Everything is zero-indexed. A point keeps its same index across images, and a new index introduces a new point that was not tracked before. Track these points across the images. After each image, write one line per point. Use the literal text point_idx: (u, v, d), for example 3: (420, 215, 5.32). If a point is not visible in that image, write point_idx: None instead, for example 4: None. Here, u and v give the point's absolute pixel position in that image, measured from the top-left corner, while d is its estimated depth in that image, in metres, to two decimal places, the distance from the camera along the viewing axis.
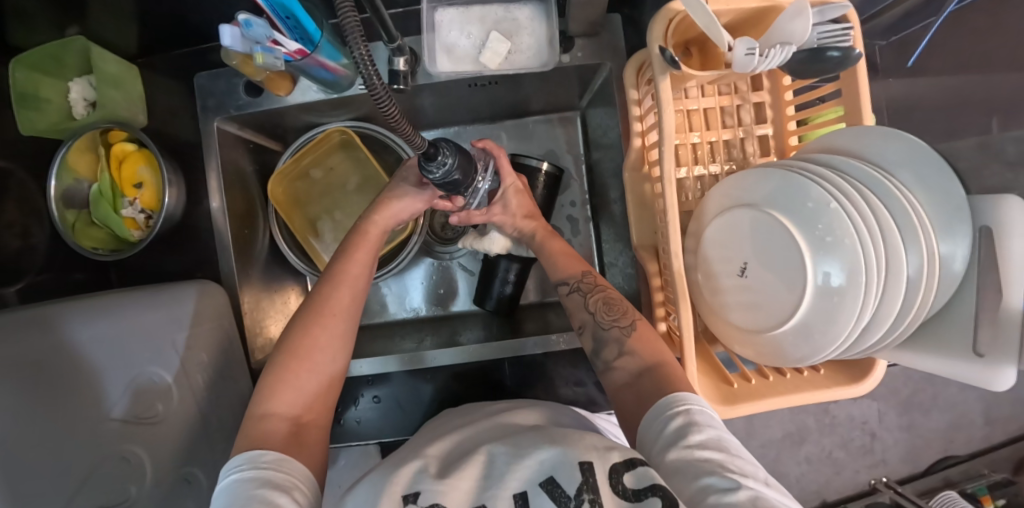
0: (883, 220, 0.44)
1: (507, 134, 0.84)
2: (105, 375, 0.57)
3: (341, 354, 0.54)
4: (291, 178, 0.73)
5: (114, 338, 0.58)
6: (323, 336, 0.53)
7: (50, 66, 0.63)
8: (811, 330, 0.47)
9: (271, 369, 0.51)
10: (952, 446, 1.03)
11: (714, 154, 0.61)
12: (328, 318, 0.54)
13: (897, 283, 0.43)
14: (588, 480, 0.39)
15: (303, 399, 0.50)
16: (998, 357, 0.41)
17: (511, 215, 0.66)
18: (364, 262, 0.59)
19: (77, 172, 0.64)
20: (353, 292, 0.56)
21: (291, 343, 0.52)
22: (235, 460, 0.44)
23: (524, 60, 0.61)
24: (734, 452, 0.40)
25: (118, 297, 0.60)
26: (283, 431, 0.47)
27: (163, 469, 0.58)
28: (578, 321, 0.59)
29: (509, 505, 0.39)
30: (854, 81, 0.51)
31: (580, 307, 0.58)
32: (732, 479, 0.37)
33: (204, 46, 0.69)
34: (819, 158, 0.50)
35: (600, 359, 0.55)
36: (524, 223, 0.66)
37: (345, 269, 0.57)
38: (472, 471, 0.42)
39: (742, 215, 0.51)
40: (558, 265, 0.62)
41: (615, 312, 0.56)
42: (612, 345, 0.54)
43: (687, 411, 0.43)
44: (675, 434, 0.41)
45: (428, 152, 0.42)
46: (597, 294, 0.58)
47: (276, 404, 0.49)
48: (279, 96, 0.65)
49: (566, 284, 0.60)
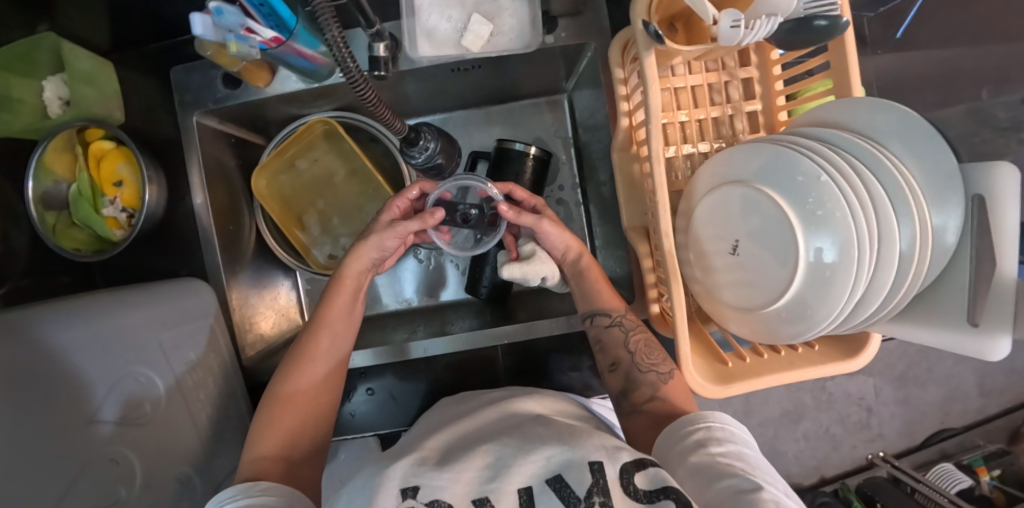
0: (876, 194, 0.44)
1: (493, 121, 0.83)
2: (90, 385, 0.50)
3: (328, 400, 0.54)
4: (275, 170, 0.71)
5: (96, 342, 0.52)
6: (306, 382, 0.53)
7: (22, 68, 0.61)
8: (804, 307, 0.47)
9: (261, 414, 0.52)
10: (948, 419, 1.03)
11: (703, 133, 0.60)
12: (311, 364, 0.54)
13: (889, 256, 0.43)
14: (598, 482, 0.37)
15: (292, 438, 0.51)
16: (992, 325, 0.41)
17: (561, 233, 0.59)
18: (346, 305, 0.57)
19: (55, 173, 0.62)
20: (334, 338, 0.56)
21: (278, 387, 0.53)
22: (224, 492, 0.44)
23: (507, 42, 0.60)
24: (755, 465, 0.41)
25: (100, 298, 0.54)
26: (277, 470, 0.48)
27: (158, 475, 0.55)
28: (613, 357, 0.58)
29: (514, 500, 0.38)
30: (842, 53, 0.50)
31: (621, 345, 0.57)
32: (751, 480, 0.38)
33: (179, 39, 0.67)
34: (810, 133, 0.50)
35: (628, 400, 0.55)
36: (571, 237, 0.60)
37: (327, 316, 0.56)
38: (470, 466, 0.42)
39: (732, 192, 0.50)
40: (601, 294, 0.60)
41: (655, 357, 0.56)
42: (646, 388, 0.54)
43: (707, 427, 0.44)
44: (696, 446, 0.43)
45: (410, 137, 0.53)
46: (639, 333, 0.58)
47: (264, 448, 0.49)
48: (258, 88, 0.64)
49: (609, 316, 0.59)
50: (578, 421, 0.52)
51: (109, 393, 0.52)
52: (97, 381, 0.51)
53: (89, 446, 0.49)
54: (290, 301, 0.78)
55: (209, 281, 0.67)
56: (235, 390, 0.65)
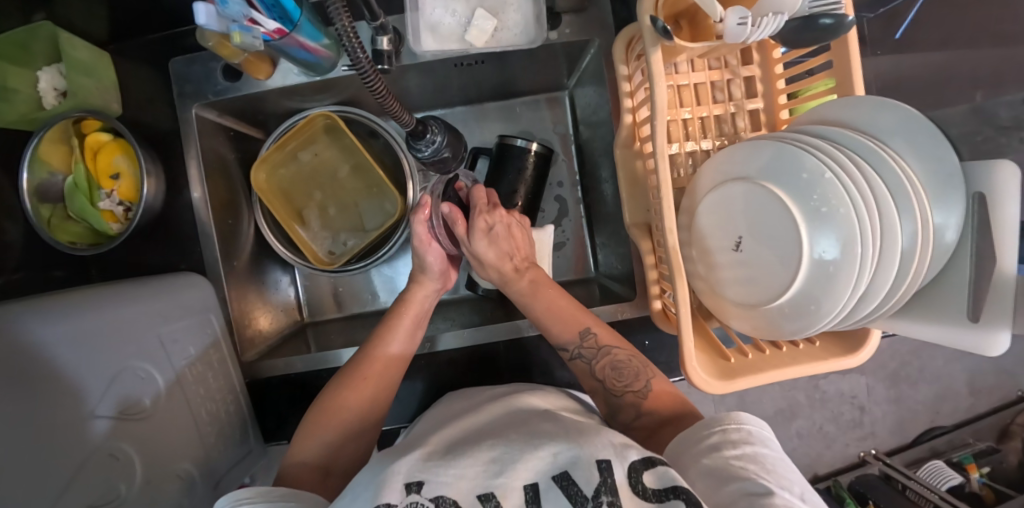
0: (876, 186, 0.44)
1: (492, 117, 0.83)
2: (86, 386, 0.44)
3: (373, 418, 0.56)
4: (277, 164, 0.71)
5: (91, 338, 0.45)
6: (353, 400, 0.54)
7: (17, 57, 0.59)
8: (808, 304, 0.47)
9: (308, 418, 0.54)
10: (939, 417, 1.05)
11: (706, 130, 0.61)
12: (363, 383, 0.55)
13: (893, 252, 0.43)
14: (607, 481, 0.37)
15: (332, 451, 0.53)
16: (992, 321, 0.41)
17: (482, 262, 0.59)
18: (408, 328, 0.60)
19: (50, 165, 0.61)
20: (389, 361, 0.57)
21: (328, 397, 0.54)
22: (236, 491, 0.43)
23: (510, 37, 0.60)
24: (770, 468, 0.41)
25: (93, 291, 0.50)
26: (314, 480, 0.50)
27: (164, 476, 0.50)
28: (589, 385, 0.58)
29: (519, 496, 0.38)
30: (845, 52, 0.51)
31: (589, 375, 0.58)
32: (764, 484, 0.38)
33: (179, 31, 0.67)
34: (811, 130, 0.50)
35: (616, 422, 0.55)
36: (499, 267, 0.60)
37: (386, 338, 0.58)
38: (474, 464, 0.41)
39: (737, 189, 0.51)
40: (554, 328, 0.59)
41: (627, 378, 0.55)
42: (629, 409, 0.54)
43: (724, 430, 0.44)
44: (711, 449, 0.43)
45: (419, 132, 0.59)
46: (602, 360, 0.57)
47: (305, 454, 0.52)
48: (258, 80, 0.63)
49: (567, 350, 0.59)
50: (581, 417, 0.53)
51: (108, 388, 0.46)
52: (93, 383, 0.44)
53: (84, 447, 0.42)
54: (287, 296, 0.79)
55: (208, 276, 0.67)
56: (235, 386, 0.64)
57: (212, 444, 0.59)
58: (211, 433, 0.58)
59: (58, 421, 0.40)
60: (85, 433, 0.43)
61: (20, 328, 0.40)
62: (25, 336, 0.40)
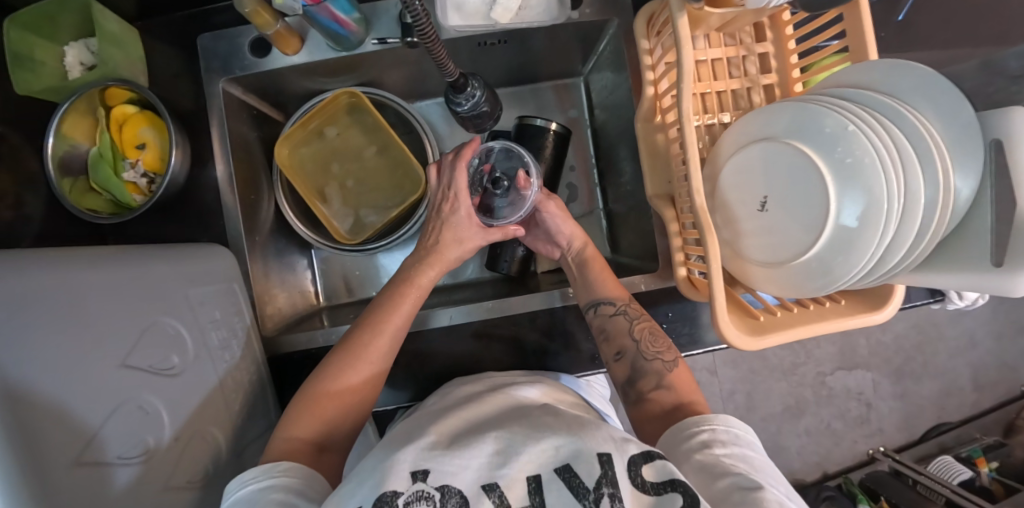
0: (898, 140, 0.46)
1: (507, 103, 0.84)
2: (122, 333, 0.43)
3: (370, 396, 0.56)
4: (300, 141, 0.72)
5: (127, 287, 0.45)
6: (355, 378, 0.54)
7: (45, 29, 0.60)
8: (831, 260, 0.48)
9: (301, 396, 0.53)
10: (945, 413, 1.06)
11: (723, 104, 0.63)
12: (364, 362, 0.55)
13: (914, 206, 0.45)
14: (607, 474, 0.38)
15: (330, 427, 0.53)
16: (1014, 265, 0.42)
17: (564, 220, 0.68)
18: (409, 312, 0.58)
19: (73, 137, 0.61)
20: (391, 340, 0.57)
21: (325, 372, 0.54)
22: (246, 472, 0.46)
23: (535, 15, 0.63)
24: (758, 467, 0.43)
25: (125, 249, 0.50)
26: (308, 454, 0.50)
27: (191, 437, 0.49)
28: (617, 346, 0.60)
29: (522, 485, 0.38)
30: (858, 19, 0.53)
31: (625, 333, 0.60)
32: (753, 480, 0.40)
33: (205, 9, 0.67)
34: (830, 94, 0.53)
35: (634, 388, 0.57)
36: (575, 229, 0.69)
37: (390, 320, 0.57)
38: (479, 451, 0.41)
39: (759, 150, 0.52)
40: (606, 286, 0.64)
41: (659, 346, 0.59)
42: (652, 376, 0.57)
43: (712, 429, 0.45)
44: (701, 446, 0.44)
45: (461, 84, 0.61)
46: (643, 322, 0.61)
47: (301, 430, 0.51)
48: (285, 55, 0.65)
49: (613, 305, 0.62)
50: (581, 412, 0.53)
51: (139, 338, 0.45)
52: (128, 331, 0.44)
53: (120, 389, 0.41)
54: (303, 278, 0.79)
55: (230, 247, 0.66)
56: (256, 358, 0.63)
57: (235, 415, 0.57)
58: (236, 400, 0.57)
59: (98, 360, 0.40)
60: (121, 379, 0.42)
61: (61, 269, 0.39)
62: (71, 274, 0.39)
